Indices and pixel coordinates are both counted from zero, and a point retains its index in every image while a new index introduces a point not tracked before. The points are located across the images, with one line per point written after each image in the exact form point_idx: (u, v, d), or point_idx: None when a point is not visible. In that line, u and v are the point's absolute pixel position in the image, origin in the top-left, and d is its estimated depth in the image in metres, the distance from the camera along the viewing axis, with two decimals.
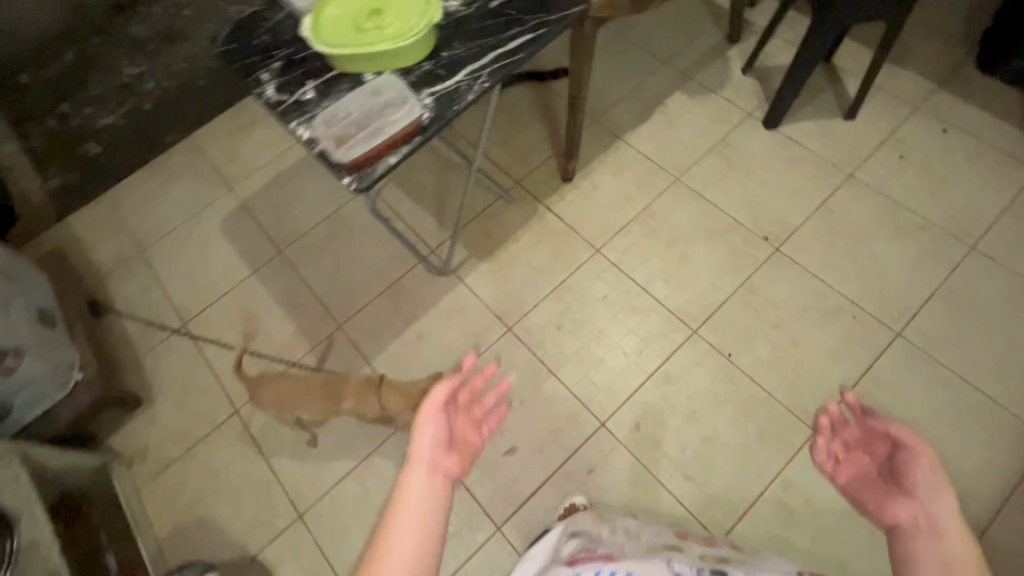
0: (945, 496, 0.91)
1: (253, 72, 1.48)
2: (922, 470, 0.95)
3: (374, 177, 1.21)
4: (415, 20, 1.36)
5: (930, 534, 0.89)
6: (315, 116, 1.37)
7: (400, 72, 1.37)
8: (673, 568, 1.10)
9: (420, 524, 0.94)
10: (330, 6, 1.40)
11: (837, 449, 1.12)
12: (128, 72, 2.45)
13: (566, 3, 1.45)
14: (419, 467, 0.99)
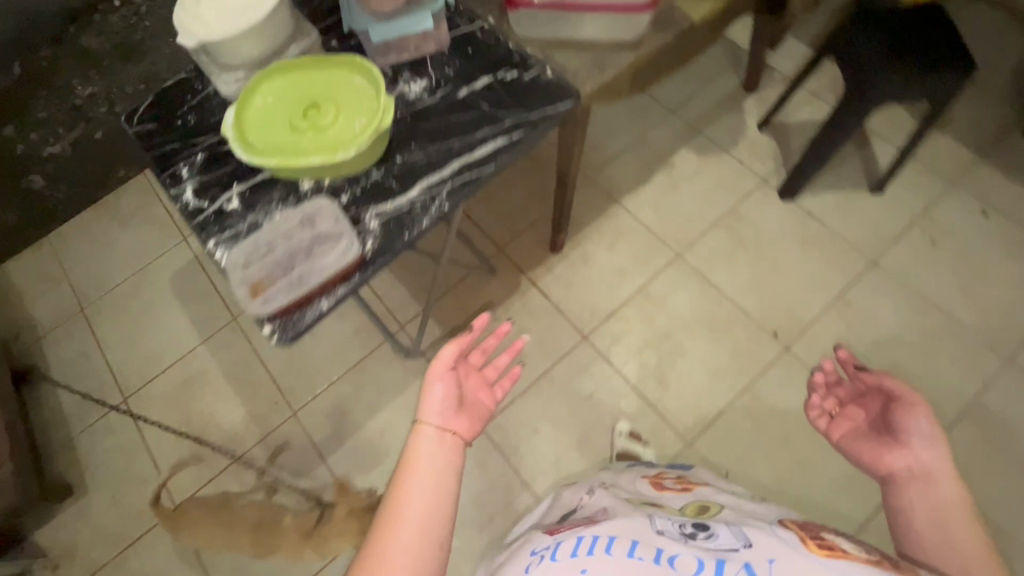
0: (932, 445, 0.89)
1: (171, 166, 1.23)
2: (914, 420, 0.93)
3: (295, 333, 0.97)
4: (361, 122, 1.10)
5: (922, 487, 0.87)
6: (238, 233, 1.13)
7: (342, 183, 1.13)
8: (656, 527, 0.91)
9: (429, 481, 0.87)
10: (261, 95, 1.15)
11: (831, 405, 1.11)
12: (81, 92, 2.10)
13: (551, 98, 1.19)
14: (427, 427, 0.93)
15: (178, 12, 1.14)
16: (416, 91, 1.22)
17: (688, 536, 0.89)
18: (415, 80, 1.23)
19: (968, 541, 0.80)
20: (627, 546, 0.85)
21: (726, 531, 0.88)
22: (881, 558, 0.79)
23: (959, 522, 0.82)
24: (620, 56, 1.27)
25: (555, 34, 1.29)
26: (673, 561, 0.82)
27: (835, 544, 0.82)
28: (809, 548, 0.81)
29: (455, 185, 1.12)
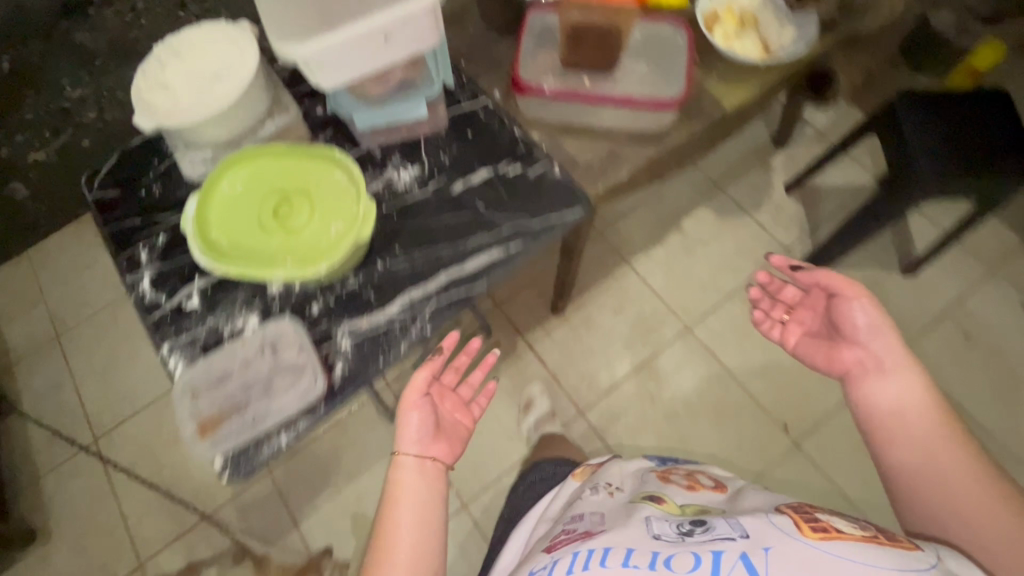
0: (880, 332, 0.87)
1: (128, 247, 1.10)
2: (861, 313, 0.89)
3: (246, 476, 0.86)
4: (337, 228, 0.97)
5: (880, 377, 0.85)
6: (196, 337, 1.01)
7: (313, 288, 1.00)
8: (652, 532, 0.81)
9: (420, 511, 0.82)
10: (229, 181, 1.02)
11: (778, 311, 1.03)
12: (70, 94, 1.71)
13: (556, 204, 1.05)
14: (406, 456, 0.86)
15: (139, 79, 1.02)
16: (406, 180, 1.08)
17: (685, 536, 0.78)
18: (406, 167, 1.09)
19: (940, 434, 0.79)
20: (625, 557, 0.76)
21: (724, 525, 0.77)
22: (873, 534, 0.71)
23: (927, 411, 0.80)
24: (638, 153, 1.12)
25: (567, 118, 1.14)
26: (670, 563, 0.72)
27: (830, 522, 0.72)
28: (804, 533, 0.71)
29: (440, 302, 0.99)
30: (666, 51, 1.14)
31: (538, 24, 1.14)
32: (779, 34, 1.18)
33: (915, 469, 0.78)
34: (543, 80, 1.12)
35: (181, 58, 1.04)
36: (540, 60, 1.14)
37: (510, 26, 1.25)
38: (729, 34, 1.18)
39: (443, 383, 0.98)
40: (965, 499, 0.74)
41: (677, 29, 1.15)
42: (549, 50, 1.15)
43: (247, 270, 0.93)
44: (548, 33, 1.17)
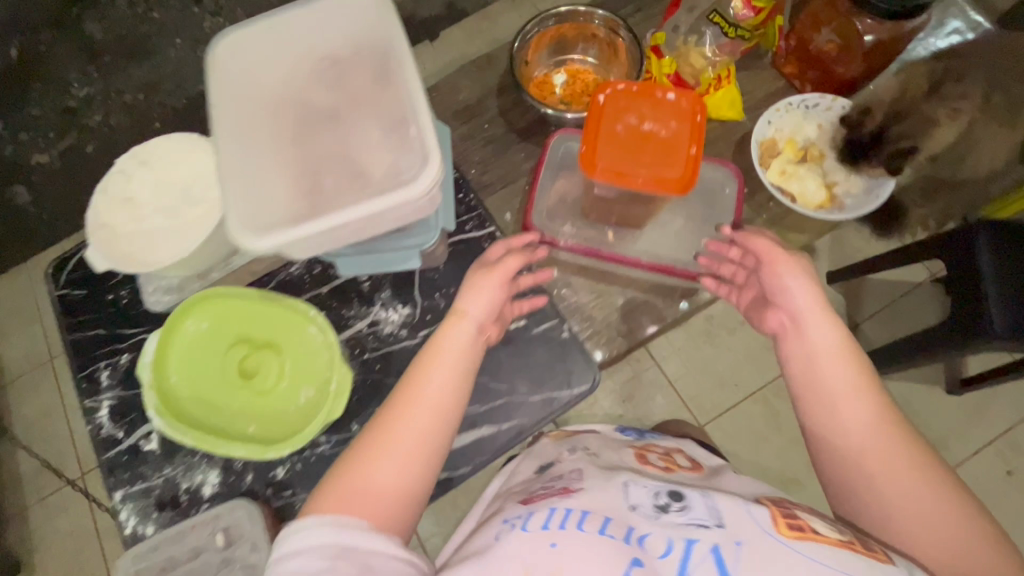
0: (805, 291, 0.75)
1: (88, 363, 1.00)
2: (789, 266, 0.77)
3: None
4: (307, 395, 0.86)
5: (800, 342, 0.74)
6: (151, 488, 0.92)
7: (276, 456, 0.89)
8: (627, 499, 0.67)
9: (456, 377, 0.74)
10: (194, 321, 0.89)
11: (722, 268, 0.91)
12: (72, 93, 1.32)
13: (560, 376, 0.91)
14: (465, 325, 0.76)
15: (98, 197, 0.90)
16: (393, 324, 0.96)
17: (658, 510, 0.65)
18: (395, 307, 0.96)
19: (863, 403, 0.68)
20: (597, 524, 0.63)
21: (702, 503, 0.65)
22: (850, 536, 0.61)
23: (851, 378, 0.70)
24: (661, 311, 0.97)
25: (583, 260, 0.99)
26: (645, 545, 0.61)
27: (808, 523, 0.62)
28: (777, 526, 0.61)
29: None
30: (705, 195, 0.99)
31: (561, 149, 0.99)
32: (848, 177, 0.98)
33: (840, 443, 0.68)
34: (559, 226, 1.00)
35: (149, 172, 0.92)
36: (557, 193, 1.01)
37: (530, 131, 1.09)
38: (784, 172, 0.99)
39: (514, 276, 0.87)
40: (888, 474, 0.65)
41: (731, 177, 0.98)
42: (569, 180, 1.01)
43: (204, 441, 0.83)
44: (571, 159, 1.02)
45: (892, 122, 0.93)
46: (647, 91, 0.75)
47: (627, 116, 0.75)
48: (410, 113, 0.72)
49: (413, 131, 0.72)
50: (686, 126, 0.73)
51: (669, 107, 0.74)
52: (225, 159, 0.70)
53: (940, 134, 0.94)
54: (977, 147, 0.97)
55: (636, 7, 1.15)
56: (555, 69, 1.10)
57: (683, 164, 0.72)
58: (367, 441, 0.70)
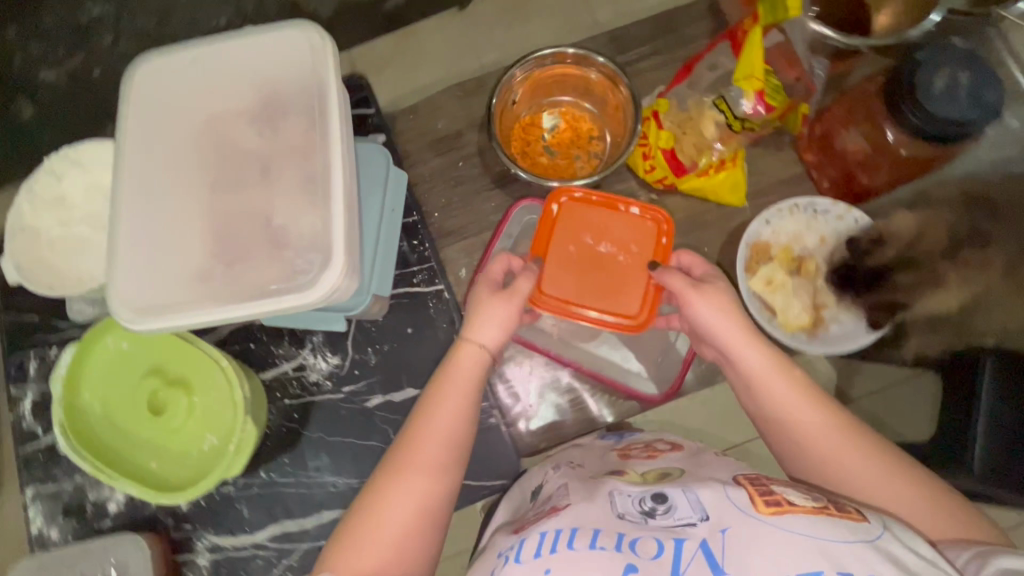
0: (727, 321, 0.65)
1: (18, 350, 0.98)
2: (707, 302, 0.66)
3: None
4: (212, 443, 0.83)
5: (734, 370, 0.66)
6: (62, 492, 0.92)
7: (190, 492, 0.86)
8: (613, 508, 0.55)
9: (465, 412, 0.61)
10: (117, 338, 0.86)
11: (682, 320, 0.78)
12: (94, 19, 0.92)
13: (477, 465, 0.89)
14: (472, 350, 0.64)
15: (25, 197, 0.84)
16: (320, 372, 0.91)
17: (644, 517, 0.54)
18: (325, 355, 0.91)
19: (810, 409, 0.60)
20: (588, 538, 0.51)
21: (693, 501, 0.53)
22: (824, 502, 0.52)
23: (790, 386, 0.62)
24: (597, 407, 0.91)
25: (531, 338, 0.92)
26: (638, 550, 0.49)
27: (787, 497, 0.51)
28: (755, 505, 0.50)
29: (312, 546, 0.87)
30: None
31: (523, 218, 0.94)
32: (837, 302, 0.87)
33: (799, 451, 0.60)
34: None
35: (83, 174, 0.85)
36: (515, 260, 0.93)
37: (505, 178, 1.00)
38: (770, 282, 0.87)
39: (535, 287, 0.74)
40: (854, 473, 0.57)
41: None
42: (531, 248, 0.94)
43: (101, 471, 0.79)
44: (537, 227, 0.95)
45: (893, 264, 0.85)
46: (611, 205, 0.79)
47: (589, 234, 0.77)
48: (324, 196, 0.63)
49: (318, 222, 0.62)
50: (645, 250, 0.77)
51: (632, 224, 0.78)
52: (127, 200, 0.64)
53: (941, 299, 0.83)
54: (984, 317, 0.80)
55: (653, 50, 1.02)
56: (544, 109, 0.98)
57: (639, 295, 0.75)
58: (377, 490, 0.57)
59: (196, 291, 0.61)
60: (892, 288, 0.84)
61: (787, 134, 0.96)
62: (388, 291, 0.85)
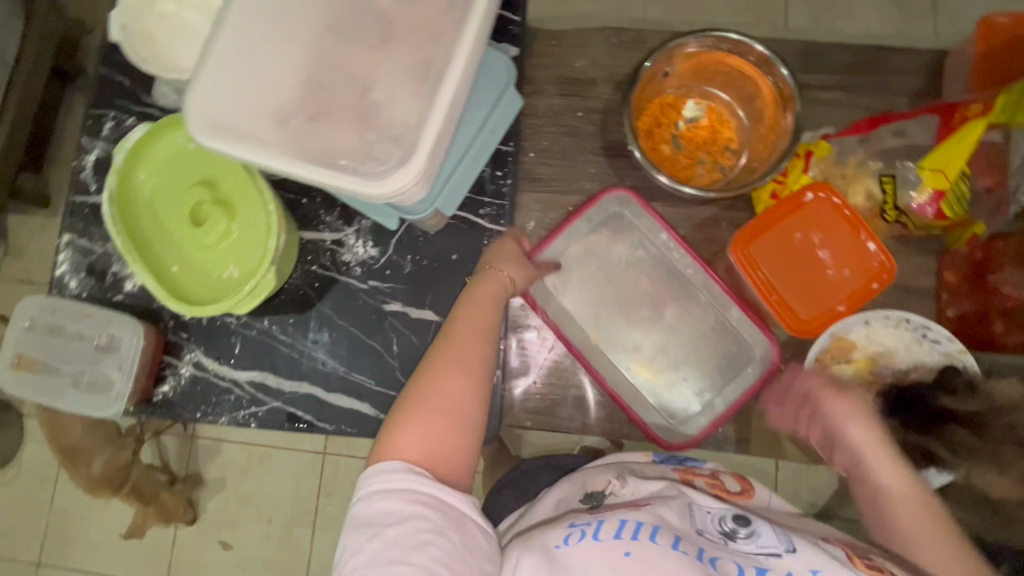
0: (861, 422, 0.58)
1: (100, 105, 0.99)
2: (839, 404, 0.60)
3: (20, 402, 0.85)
4: (232, 274, 0.83)
5: (859, 481, 0.56)
6: (92, 251, 0.96)
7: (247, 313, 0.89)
8: (692, 521, 0.52)
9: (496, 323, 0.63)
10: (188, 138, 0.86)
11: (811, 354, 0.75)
12: None
13: None
14: (494, 275, 0.68)
15: None
16: (356, 256, 0.89)
17: (723, 536, 0.51)
18: (366, 243, 0.89)
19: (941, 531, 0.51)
20: (670, 537, 0.48)
21: (779, 536, 0.50)
22: None
23: (918, 501, 0.53)
24: (595, 413, 0.87)
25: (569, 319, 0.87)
26: (718, 567, 0.46)
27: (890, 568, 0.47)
28: (852, 563, 0.47)
29: (282, 407, 0.88)
30: (734, 353, 0.85)
31: (610, 205, 0.85)
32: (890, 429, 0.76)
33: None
34: (571, 288, 0.87)
35: None
36: (585, 244, 0.87)
37: (615, 149, 0.91)
38: None
39: (746, 241, 0.75)
40: None
41: (768, 363, 0.83)
42: (606, 239, 0.87)
43: (128, 250, 0.80)
44: (621, 222, 0.87)
45: (964, 417, 0.70)
46: (854, 228, 0.74)
47: (819, 234, 0.74)
48: (429, 93, 0.57)
49: (415, 115, 0.57)
50: (848, 286, 0.75)
51: (858, 257, 0.74)
52: (243, 7, 0.59)
53: (995, 486, 0.69)
54: None
55: (840, 85, 0.88)
56: (691, 96, 0.88)
57: (817, 312, 0.75)
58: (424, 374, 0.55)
59: (268, 130, 0.57)
60: (944, 441, 0.70)
61: (935, 241, 0.83)
62: (451, 212, 0.81)
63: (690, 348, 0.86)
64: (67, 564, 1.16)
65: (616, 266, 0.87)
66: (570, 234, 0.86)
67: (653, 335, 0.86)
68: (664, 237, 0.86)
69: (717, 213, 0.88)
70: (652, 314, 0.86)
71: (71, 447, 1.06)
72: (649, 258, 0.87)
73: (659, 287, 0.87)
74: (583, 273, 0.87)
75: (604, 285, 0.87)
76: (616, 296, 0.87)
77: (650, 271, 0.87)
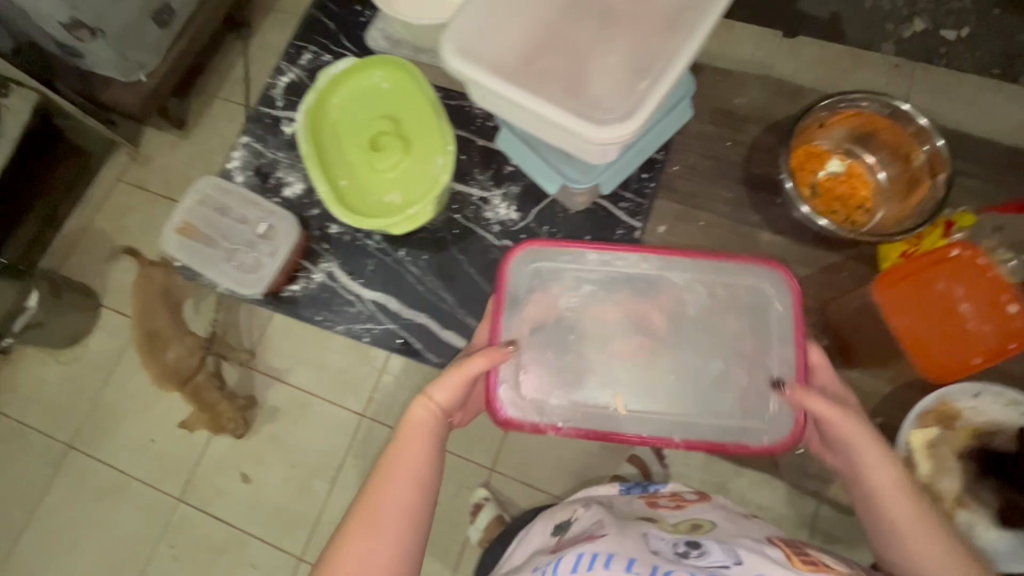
0: (869, 450, 0.57)
1: (305, 39, 1.12)
2: (852, 433, 0.58)
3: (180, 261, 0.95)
4: (393, 200, 0.93)
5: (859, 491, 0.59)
6: (262, 156, 1.07)
7: (390, 240, 0.97)
8: (647, 545, 0.56)
9: (431, 458, 0.59)
10: (381, 76, 0.97)
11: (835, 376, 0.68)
12: None
13: None
14: (428, 400, 0.62)
15: None
16: (497, 214, 0.97)
17: (678, 556, 0.54)
18: (509, 206, 0.97)
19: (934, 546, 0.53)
20: (624, 562, 0.52)
21: (725, 547, 0.55)
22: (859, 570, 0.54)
23: (915, 514, 0.55)
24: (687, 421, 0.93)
25: (569, 270, 0.77)
26: None
27: (823, 561, 0.52)
28: (793, 561, 0.52)
29: (396, 331, 0.95)
30: (760, 323, 0.73)
31: (527, 268, 0.76)
32: (975, 503, 0.79)
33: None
34: (550, 385, 0.73)
35: None
36: (529, 318, 0.74)
37: (754, 182, 0.97)
38: (931, 446, 0.81)
39: (884, 285, 0.74)
40: None
41: (790, 310, 0.72)
42: (542, 300, 0.75)
43: (309, 155, 0.90)
44: (543, 277, 0.77)
45: None
46: (998, 287, 0.71)
47: (961, 287, 0.72)
48: (656, 68, 0.65)
49: (642, 83, 0.64)
50: (985, 342, 0.71)
51: (999, 313, 0.71)
52: None
53: None
54: None
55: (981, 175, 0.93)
56: (838, 152, 0.95)
57: (949, 360, 0.73)
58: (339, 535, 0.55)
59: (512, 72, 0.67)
60: None
61: None
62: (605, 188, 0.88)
63: (723, 320, 0.75)
64: (89, 456, 1.14)
65: (572, 311, 0.75)
66: (512, 305, 0.75)
67: (679, 349, 0.74)
68: (597, 264, 0.76)
69: (841, 261, 0.92)
70: (650, 336, 0.75)
71: (152, 331, 1.00)
72: (600, 282, 0.76)
73: (633, 308, 0.75)
74: (551, 363, 0.73)
75: (571, 337, 0.74)
76: (602, 362, 0.74)
77: (613, 295, 0.76)
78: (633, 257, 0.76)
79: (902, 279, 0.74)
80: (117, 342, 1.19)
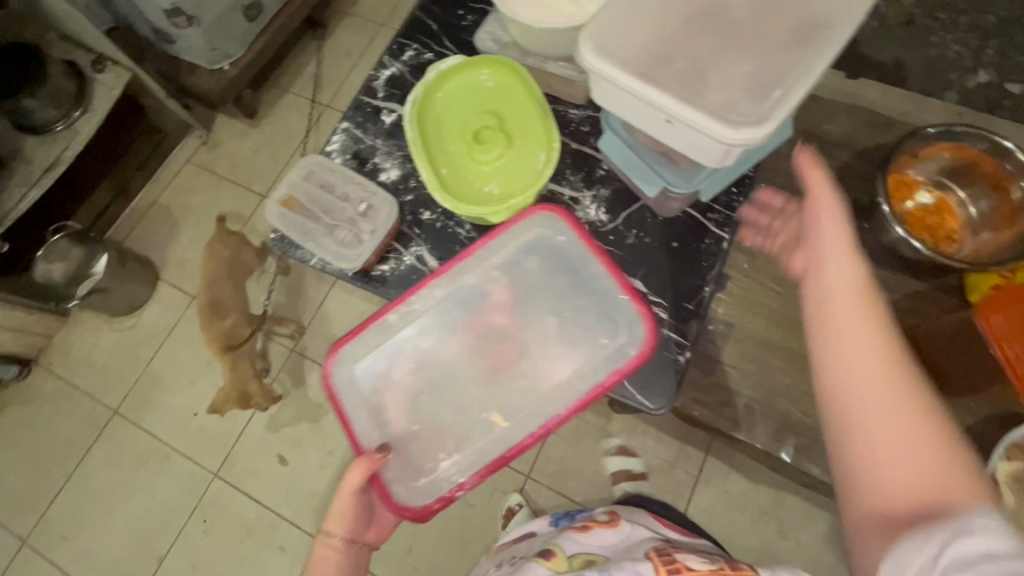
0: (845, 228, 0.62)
1: (407, 37, 1.15)
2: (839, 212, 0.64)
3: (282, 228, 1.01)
4: (491, 191, 0.97)
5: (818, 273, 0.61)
6: (360, 142, 1.10)
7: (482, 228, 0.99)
8: None
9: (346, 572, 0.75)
10: (486, 75, 1.02)
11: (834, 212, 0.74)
12: None
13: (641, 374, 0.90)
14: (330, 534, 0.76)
15: None
16: (590, 214, 0.99)
17: None
18: (599, 208, 0.99)
19: (874, 327, 0.54)
20: None
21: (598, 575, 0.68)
22: (720, 563, 0.67)
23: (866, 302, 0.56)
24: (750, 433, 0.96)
25: (407, 313, 0.86)
26: None
27: (684, 564, 0.67)
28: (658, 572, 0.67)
29: None
30: (572, 277, 0.85)
31: (340, 373, 0.85)
32: None
33: (832, 361, 0.54)
34: (433, 455, 0.81)
35: None
36: (375, 396, 0.84)
37: None
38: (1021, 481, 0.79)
39: (987, 305, 0.84)
40: (891, 414, 0.50)
41: (573, 236, 0.85)
42: (386, 378, 0.85)
43: (416, 144, 0.96)
44: (370, 371, 0.85)
45: None
46: None
47: None
48: (792, 77, 0.67)
49: (776, 91, 0.66)
50: None
51: None
52: None
53: None
54: None
55: None
56: (928, 185, 0.97)
57: None
58: None
59: (643, 69, 0.70)
60: None
61: None
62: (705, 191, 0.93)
63: (538, 269, 0.87)
64: (138, 422, 1.38)
65: (409, 373, 0.84)
66: (352, 399, 0.84)
67: (513, 319, 0.85)
68: (401, 323, 0.86)
69: (924, 290, 0.94)
70: (494, 358, 0.84)
71: (217, 302, 1.36)
72: (415, 333, 0.86)
73: (465, 332, 0.86)
74: (417, 438, 0.81)
75: (414, 400, 0.83)
76: (467, 400, 0.82)
77: (445, 334, 0.86)
78: (423, 296, 0.86)
79: (1006, 302, 0.82)
80: (168, 316, 1.45)
